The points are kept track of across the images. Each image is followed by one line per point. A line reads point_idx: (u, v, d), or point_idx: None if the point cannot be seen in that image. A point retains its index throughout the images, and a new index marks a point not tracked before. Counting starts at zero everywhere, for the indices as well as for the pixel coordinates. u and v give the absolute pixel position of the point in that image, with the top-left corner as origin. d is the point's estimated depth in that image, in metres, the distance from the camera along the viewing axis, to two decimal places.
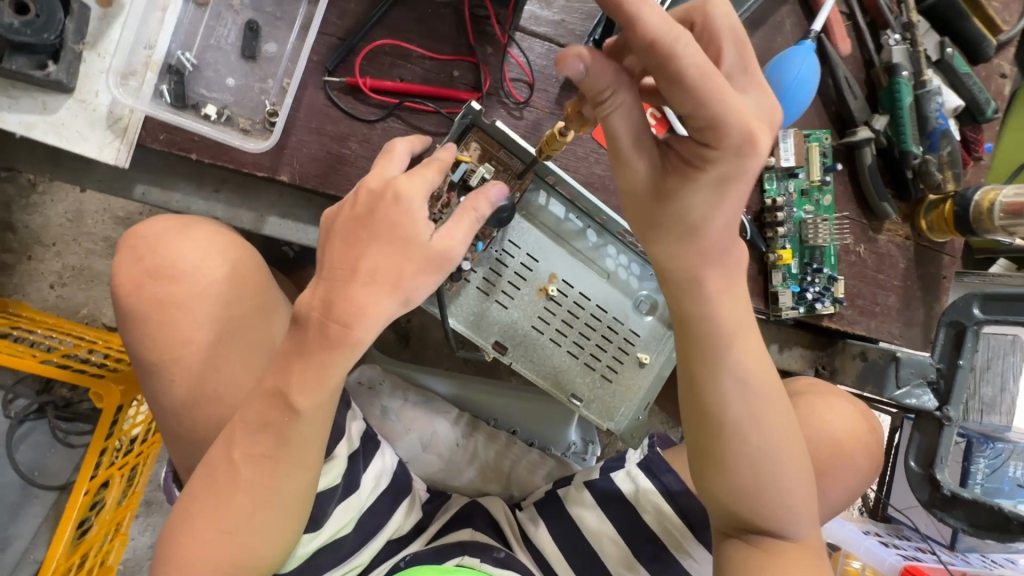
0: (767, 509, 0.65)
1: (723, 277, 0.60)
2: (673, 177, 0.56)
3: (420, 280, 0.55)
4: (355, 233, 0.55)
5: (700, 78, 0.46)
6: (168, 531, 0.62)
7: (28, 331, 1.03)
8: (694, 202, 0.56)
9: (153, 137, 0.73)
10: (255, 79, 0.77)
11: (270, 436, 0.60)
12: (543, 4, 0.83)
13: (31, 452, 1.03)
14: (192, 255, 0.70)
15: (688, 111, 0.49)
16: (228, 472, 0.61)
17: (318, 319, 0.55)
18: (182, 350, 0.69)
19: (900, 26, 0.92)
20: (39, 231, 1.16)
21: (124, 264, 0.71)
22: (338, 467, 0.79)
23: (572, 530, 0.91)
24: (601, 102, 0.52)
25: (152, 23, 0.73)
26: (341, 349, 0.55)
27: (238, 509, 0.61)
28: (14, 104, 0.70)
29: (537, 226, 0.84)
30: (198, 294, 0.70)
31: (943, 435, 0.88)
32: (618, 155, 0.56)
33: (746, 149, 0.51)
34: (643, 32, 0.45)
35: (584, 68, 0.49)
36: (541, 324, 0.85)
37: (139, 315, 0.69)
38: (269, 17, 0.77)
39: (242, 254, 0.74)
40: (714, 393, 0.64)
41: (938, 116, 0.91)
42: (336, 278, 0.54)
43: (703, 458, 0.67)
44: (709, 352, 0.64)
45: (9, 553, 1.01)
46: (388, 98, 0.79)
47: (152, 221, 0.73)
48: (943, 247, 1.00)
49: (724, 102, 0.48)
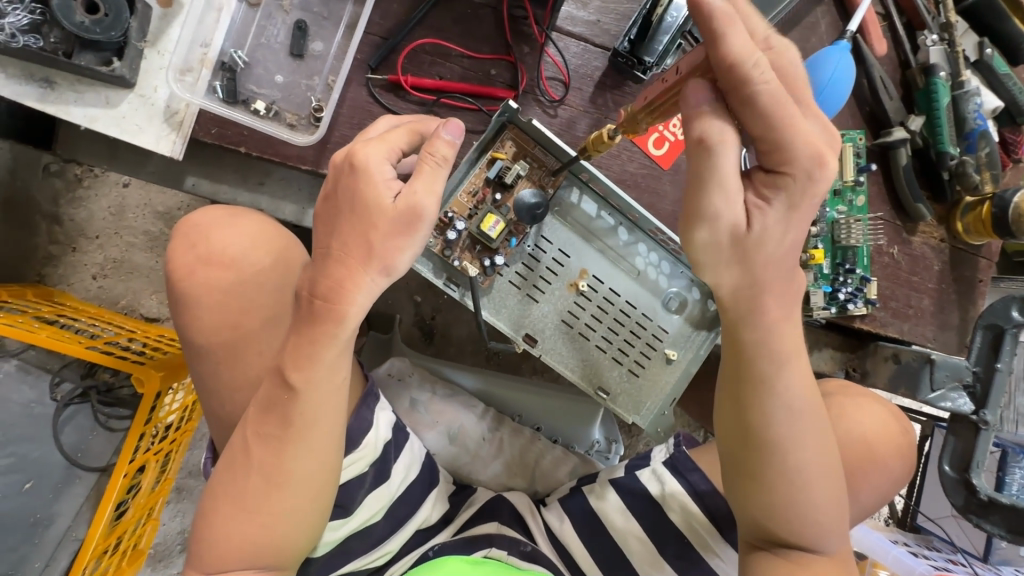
0: (801, 529, 0.63)
1: (774, 276, 0.58)
2: (756, 209, 0.54)
3: (390, 245, 0.57)
4: (327, 209, 0.59)
5: (772, 101, 0.49)
6: (206, 506, 0.64)
7: (74, 319, 1.08)
8: (772, 232, 0.54)
9: (205, 131, 0.76)
10: (302, 76, 0.80)
11: (273, 417, 0.62)
12: (579, 4, 0.85)
13: (75, 434, 1.07)
14: (234, 243, 0.73)
15: (762, 131, 0.51)
16: (242, 452, 0.63)
17: (306, 296, 0.60)
18: (230, 334, 0.72)
19: (938, 26, 0.92)
20: (83, 224, 1.21)
21: (176, 249, 0.74)
22: (369, 454, 0.81)
23: (597, 526, 0.91)
24: (711, 142, 0.51)
25: (208, 22, 0.76)
26: (328, 325, 0.59)
27: (251, 487, 0.63)
28: (79, 97, 0.74)
29: (569, 222, 0.85)
30: (246, 280, 0.72)
31: (981, 440, 0.87)
32: (715, 195, 0.52)
33: (816, 171, 0.52)
34: (723, 53, 0.48)
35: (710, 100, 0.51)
36: (571, 319, 0.86)
37: (188, 300, 0.72)
38: (316, 17, 0.80)
39: (286, 242, 0.77)
40: (755, 409, 0.62)
41: (976, 116, 0.90)
42: (319, 257, 0.59)
43: (736, 474, 0.65)
44: (753, 369, 0.61)
45: (51, 532, 1.05)
46: (427, 95, 0.81)
47: (203, 211, 0.76)
48: (979, 249, 0.99)
49: (792, 126, 0.50)
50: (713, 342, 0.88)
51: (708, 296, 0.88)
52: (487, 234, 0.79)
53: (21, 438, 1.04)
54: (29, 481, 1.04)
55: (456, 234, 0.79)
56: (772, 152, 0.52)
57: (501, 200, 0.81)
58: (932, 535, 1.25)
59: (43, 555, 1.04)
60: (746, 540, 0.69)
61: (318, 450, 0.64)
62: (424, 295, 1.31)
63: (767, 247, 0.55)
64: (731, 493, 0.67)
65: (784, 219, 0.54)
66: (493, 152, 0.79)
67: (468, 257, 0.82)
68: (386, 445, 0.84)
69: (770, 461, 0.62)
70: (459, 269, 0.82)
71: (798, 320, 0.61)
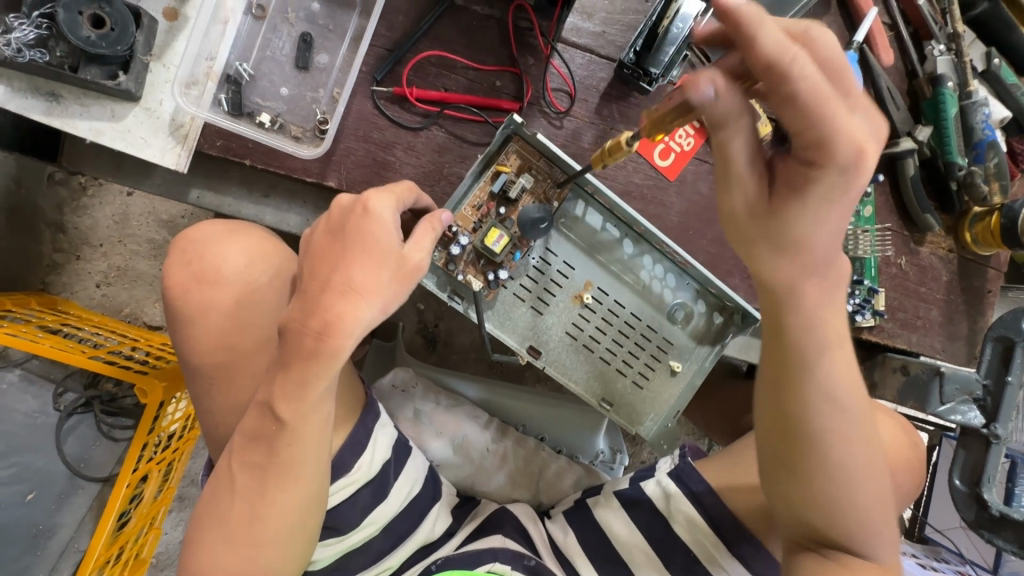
0: (847, 525, 0.63)
1: (810, 298, 0.56)
2: (783, 196, 0.52)
3: (389, 287, 0.57)
4: (330, 244, 0.58)
5: (813, 95, 0.45)
6: (196, 522, 0.63)
7: (77, 329, 1.07)
8: (800, 220, 0.51)
9: (210, 143, 0.77)
10: (308, 88, 0.80)
11: (260, 447, 0.61)
12: (584, 15, 0.84)
13: (78, 444, 1.07)
14: (231, 257, 0.73)
15: (796, 125, 0.46)
16: (227, 485, 0.62)
17: (294, 328, 0.56)
18: (232, 349, 0.71)
19: (945, 36, 0.91)
20: (87, 232, 1.20)
21: (172, 265, 0.73)
22: (361, 478, 0.80)
23: (603, 541, 0.90)
24: (718, 129, 0.50)
25: (214, 36, 0.76)
26: (320, 360, 0.56)
27: (234, 515, 0.62)
28: (84, 111, 0.74)
29: (574, 234, 0.84)
30: (243, 296, 0.72)
31: (991, 454, 0.84)
32: (726, 179, 0.53)
33: (852, 167, 0.48)
34: (760, 52, 0.44)
35: (713, 92, 0.47)
36: (575, 331, 0.85)
37: (187, 317, 0.71)
38: (321, 29, 0.80)
39: (280, 256, 0.76)
40: (803, 411, 0.60)
41: (984, 127, 0.90)
42: (329, 289, 0.55)
43: (782, 474, 0.63)
44: (800, 368, 0.59)
45: (55, 543, 1.04)
46: (432, 106, 0.81)
47: (200, 226, 0.76)
48: (988, 260, 0.98)
49: (835, 120, 0.45)
50: (717, 355, 0.88)
51: (712, 309, 0.88)
52: (490, 249, 0.78)
53: (25, 448, 1.04)
54: (31, 492, 1.04)
55: (459, 248, 0.78)
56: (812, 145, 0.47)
57: (505, 214, 0.80)
58: (941, 546, 1.23)
59: (44, 567, 1.04)
60: (791, 541, 0.68)
61: (305, 477, 0.63)
62: (427, 303, 1.31)
63: (797, 240, 0.53)
64: (773, 493, 0.66)
65: (814, 213, 0.51)
66: (497, 165, 0.79)
67: (472, 271, 0.81)
68: (387, 462, 0.83)
69: (813, 461, 0.61)
70: (463, 283, 0.81)
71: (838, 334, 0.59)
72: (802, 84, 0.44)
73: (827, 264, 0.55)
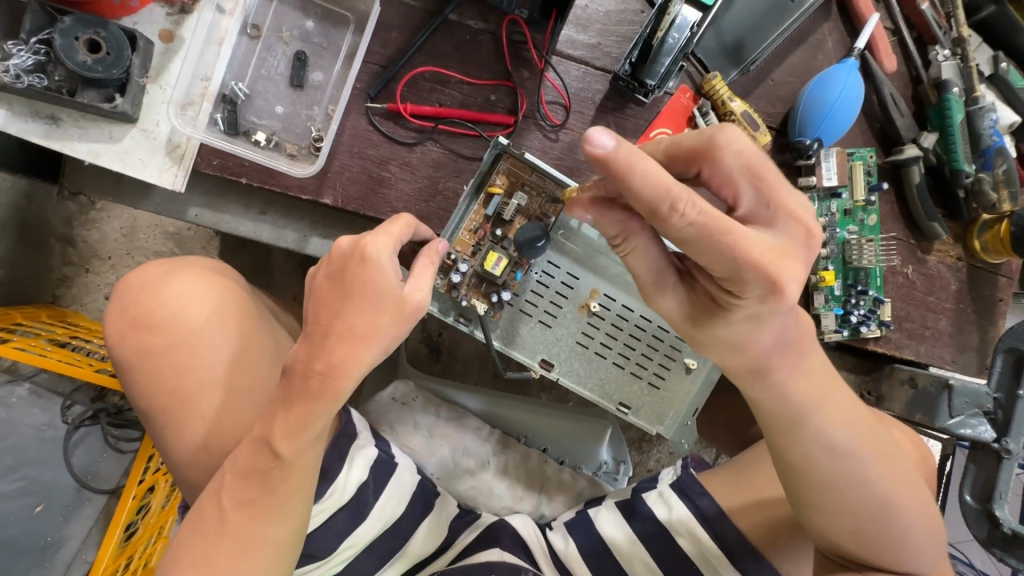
0: (875, 551, 0.64)
1: (774, 368, 0.57)
2: (709, 308, 0.54)
3: (391, 329, 0.56)
4: (332, 289, 0.55)
5: (705, 238, 0.45)
6: (171, 556, 0.62)
7: (85, 341, 1.09)
8: (730, 333, 0.54)
9: (207, 163, 0.77)
10: (302, 106, 0.81)
11: (252, 483, 0.60)
12: (579, 27, 0.84)
13: (85, 456, 1.08)
14: (168, 301, 0.70)
15: (703, 263, 0.47)
16: (215, 517, 0.61)
17: (299, 370, 0.55)
18: (176, 394, 0.69)
19: (950, 41, 0.89)
20: (96, 245, 1.22)
21: (112, 314, 0.71)
22: (333, 505, 0.79)
23: (603, 555, 0.89)
24: (624, 245, 0.54)
25: (209, 56, 0.78)
26: (320, 401, 0.55)
27: (221, 556, 0.60)
28: (82, 133, 0.75)
29: (573, 245, 0.83)
30: (182, 338, 0.69)
31: (1003, 471, 0.81)
32: (646, 293, 0.57)
33: (771, 298, 0.48)
34: (640, 201, 0.45)
35: (590, 218, 0.53)
36: (586, 339, 0.84)
37: (131, 365, 0.70)
38: (316, 47, 0.81)
39: (224, 289, 0.73)
40: (803, 459, 0.62)
41: (992, 132, 0.88)
42: (331, 338, 0.54)
43: (802, 509, 0.65)
44: (791, 422, 0.60)
45: (63, 554, 1.06)
46: (426, 122, 0.81)
47: (142, 268, 0.73)
48: (998, 268, 0.96)
49: (734, 258, 0.45)
50: None
51: None
52: (490, 272, 0.78)
53: (31, 462, 1.05)
54: (39, 504, 1.05)
55: (460, 277, 0.79)
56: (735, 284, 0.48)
57: (503, 234, 0.80)
58: (956, 560, 1.20)
59: None
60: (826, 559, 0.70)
61: (294, 509, 0.63)
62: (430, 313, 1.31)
63: (737, 338, 0.55)
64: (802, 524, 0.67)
65: (742, 323, 0.53)
66: (490, 186, 0.78)
67: (476, 295, 0.81)
68: (363, 489, 0.83)
69: (826, 499, 0.63)
70: (468, 307, 0.81)
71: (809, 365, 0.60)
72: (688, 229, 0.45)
73: (783, 343, 0.56)
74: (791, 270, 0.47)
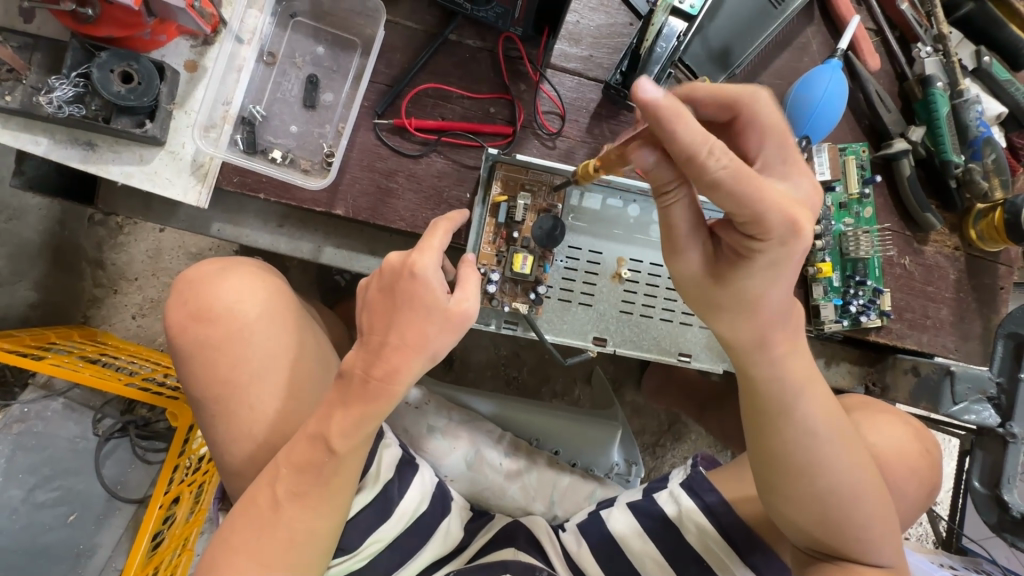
0: (847, 541, 0.66)
1: (774, 341, 0.60)
2: (734, 270, 0.56)
3: (440, 339, 0.59)
4: (384, 301, 0.60)
5: (739, 180, 0.46)
6: (211, 557, 0.64)
7: (114, 357, 1.15)
8: (752, 286, 0.56)
9: (228, 180, 0.83)
10: (315, 125, 0.88)
11: (308, 477, 0.63)
12: (571, 41, 0.89)
13: (115, 467, 1.13)
14: (222, 299, 0.75)
15: (731, 210, 0.49)
16: (269, 506, 0.64)
17: (358, 376, 0.59)
18: (228, 384, 0.73)
19: (932, 37, 0.92)
20: (123, 267, 1.29)
21: (173, 309, 0.75)
22: (358, 499, 0.82)
23: (616, 550, 0.90)
24: (665, 194, 0.54)
25: (230, 82, 0.85)
26: (379, 402, 0.59)
27: (271, 546, 0.64)
28: (116, 157, 0.81)
29: (586, 223, 0.87)
30: (234, 331, 0.74)
31: (1010, 453, 0.85)
32: (673, 243, 0.57)
33: (790, 238, 0.51)
34: (679, 146, 0.45)
35: (653, 162, 0.50)
36: (628, 306, 0.88)
37: (187, 354, 0.74)
38: (327, 70, 0.88)
39: (274, 289, 0.79)
40: (780, 445, 0.63)
41: (978, 124, 0.90)
42: (386, 349, 0.58)
43: (774, 500, 0.67)
44: (776, 405, 0.63)
45: (94, 563, 1.10)
46: (430, 135, 0.86)
47: (196, 267, 0.79)
48: (997, 256, 0.97)
49: (762, 198, 0.48)
50: None
51: None
52: (521, 272, 0.82)
53: (65, 472, 1.10)
54: (73, 513, 1.10)
55: (495, 285, 0.83)
56: (760, 226, 0.49)
57: (520, 233, 0.84)
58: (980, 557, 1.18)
59: None
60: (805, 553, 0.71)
61: (333, 502, 0.66)
62: None
63: (751, 297, 0.56)
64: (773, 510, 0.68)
65: (764, 277, 0.55)
66: (495, 196, 0.83)
67: (515, 298, 0.85)
68: (387, 483, 0.86)
69: (806, 489, 0.64)
70: (512, 312, 0.85)
71: (798, 353, 0.62)
72: (722, 174, 0.46)
73: (787, 321, 0.59)
74: (806, 216, 0.50)
